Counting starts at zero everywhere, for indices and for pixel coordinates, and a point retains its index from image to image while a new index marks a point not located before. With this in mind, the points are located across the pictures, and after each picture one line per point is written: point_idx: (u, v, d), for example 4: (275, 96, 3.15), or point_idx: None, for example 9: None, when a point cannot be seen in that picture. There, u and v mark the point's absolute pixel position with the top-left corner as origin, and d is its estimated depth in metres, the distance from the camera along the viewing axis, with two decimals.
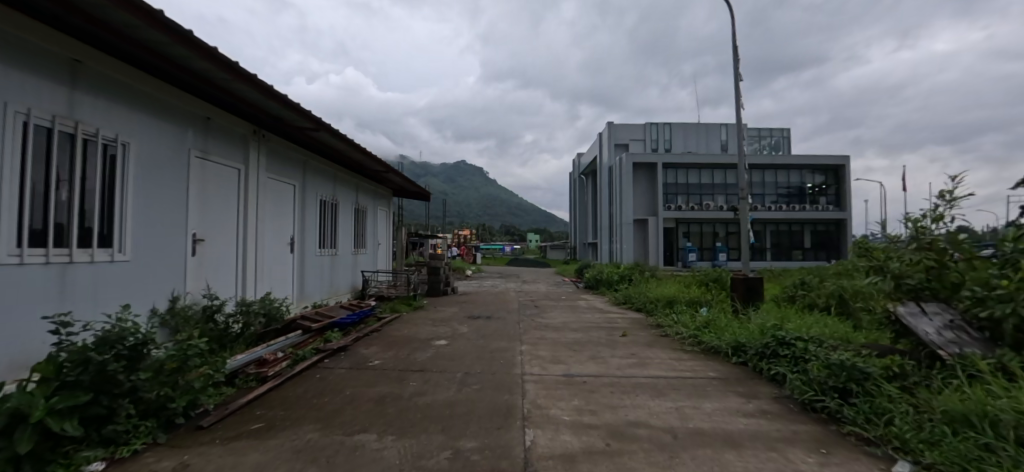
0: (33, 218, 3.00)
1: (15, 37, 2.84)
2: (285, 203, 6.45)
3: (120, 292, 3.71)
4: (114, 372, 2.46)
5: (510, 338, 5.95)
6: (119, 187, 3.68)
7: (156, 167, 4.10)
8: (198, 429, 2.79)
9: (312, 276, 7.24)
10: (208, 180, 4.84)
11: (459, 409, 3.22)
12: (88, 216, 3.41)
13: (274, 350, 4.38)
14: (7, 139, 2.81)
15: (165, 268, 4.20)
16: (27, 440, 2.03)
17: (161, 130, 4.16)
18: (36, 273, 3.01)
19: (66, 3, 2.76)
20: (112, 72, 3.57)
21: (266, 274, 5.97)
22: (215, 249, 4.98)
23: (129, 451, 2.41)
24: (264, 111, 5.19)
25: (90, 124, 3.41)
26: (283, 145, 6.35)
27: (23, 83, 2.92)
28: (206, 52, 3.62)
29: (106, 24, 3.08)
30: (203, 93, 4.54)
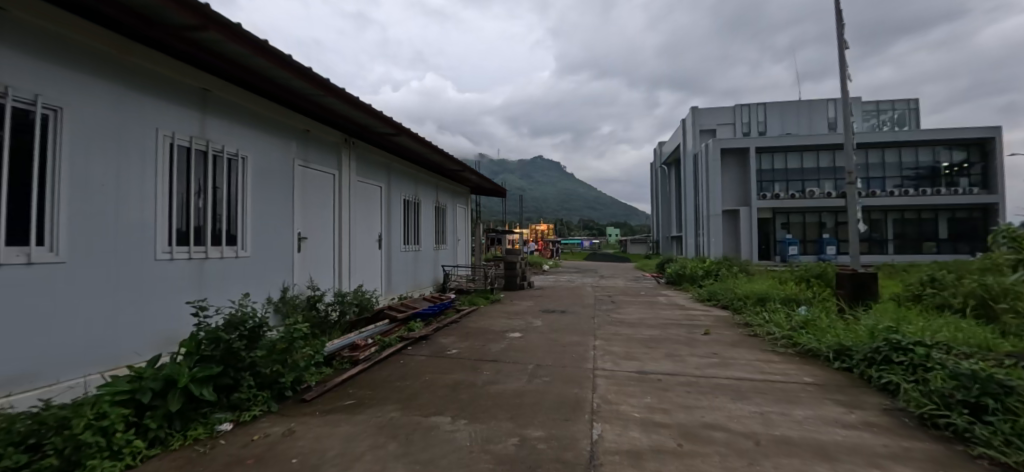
0: (179, 222, 3.69)
1: (161, 74, 3.54)
2: (372, 203, 7.02)
3: (243, 282, 4.37)
4: (236, 350, 2.92)
5: (583, 333, 5.93)
6: (240, 193, 4.34)
7: (269, 176, 4.74)
8: (302, 402, 3.21)
9: (398, 271, 7.82)
10: (310, 184, 5.47)
11: (528, 399, 3.33)
12: (219, 219, 4.09)
13: (365, 336, 4.86)
14: (160, 158, 3.51)
15: (277, 263, 4.84)
16: (176, 400, 2.54)
17: (271, 143, 4.79)
18: (181, 268, 3.70)
19: (190, 40, 3.37)
20: (234, 98, 4.23)
21: (358, 268, 6.59)
22: (317, 246, 5.61)
23: (250, 416, 2.86)
24: (352, 120, 5.71)
25: (217, 142, 4.06)
26: (371, 151, 6.93)
27: (169, 112, 3.60)
28: (302, 73, 4.11)
29: (221, 54, 3.67)
30: (306, 110, 5.14)
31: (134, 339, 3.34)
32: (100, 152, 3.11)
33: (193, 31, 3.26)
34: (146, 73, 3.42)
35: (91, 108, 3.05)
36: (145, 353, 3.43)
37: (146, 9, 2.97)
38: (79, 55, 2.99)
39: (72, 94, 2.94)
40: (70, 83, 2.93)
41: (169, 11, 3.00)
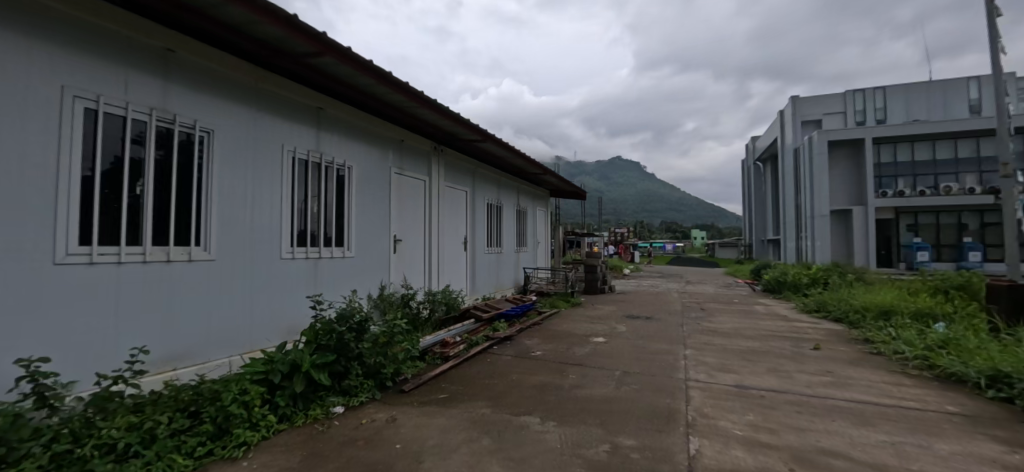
0: (298, 225, 4.21)
1: (285, 97, 4.09)
2: (459, 207, 7.34)
3: (349, 280, 4.82)
4: (347, 340, 3.22)
5: (672, 341, 5.65)
6: (346, 200, 4.81)
7: (370, 183, 5.19)
8: (401, 392, 3.45)
9: (482, 272, 8.09)
10: (405, 190, 5.88)
11: (617, 406, 3.25)
12: (329, 223, 4.58)
13: (453, 334, 5.09)
14: (283, 170, 4.04)
15: (377, 263, 5.26)
16: (300, 382, 2.89)
17: (372, 153, 5.24)
18: (300, 266, 4.20)
19: (307, 64, 3.84)
20: (342, 115, 4.74)
21: (446, 268, 6.92)
22: (410, 248, 6.00)
23: (358, 402, 3.14)
24: (442, 129, 6.04)
25: (327, 154, 4.56)
26: (458, 157, 7.26)
27: (290, 129, 4.13)
28: (400, 88, 4.45)
29: (332, 75, 4.12)
30: (401, 121, 5.55)
31: (265, 326, 3.85)
32: (241, 166, 3.66)
33: (312, 57, 3.71)
34: (274, 97, 3.98)
35: (234, 128, 3.62)
36: (273, 339, 3.93)
37: (276, 42, 3.46)
38: (226, 85, 3.57)
39: (220, 118, 3.50)
40: (219, 108, 3.51)
41: (294, 42, 3.45)
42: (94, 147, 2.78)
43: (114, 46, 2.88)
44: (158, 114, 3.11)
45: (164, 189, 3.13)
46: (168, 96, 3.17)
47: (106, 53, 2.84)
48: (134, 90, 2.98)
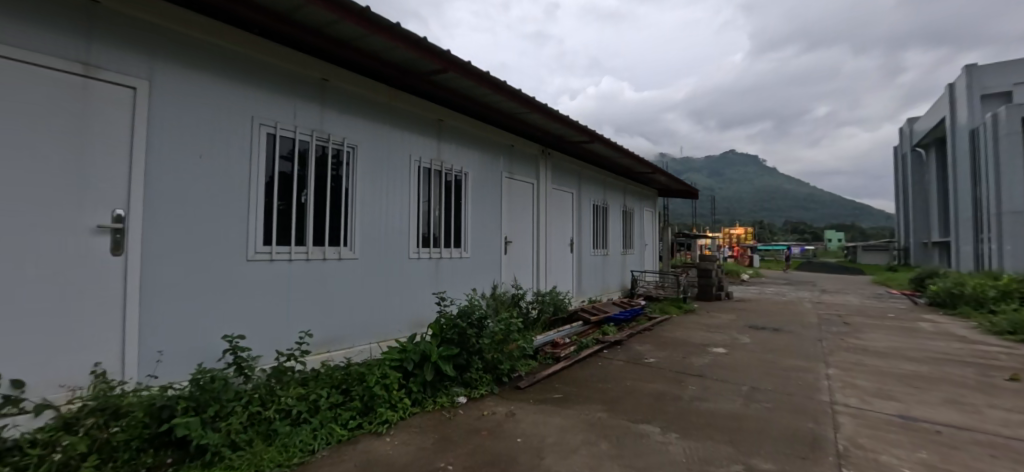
0: (424, 228, 4.64)
1: (412, 112, 4.53)
2: (565, 209, 7.38)
3: (465, 279, 5.14)
4: (468, 335, 3.45)
5: (809, 357, 5.00)
6: (463, 203, 5.15)
7: (484, 188, 5.48)
8: (517, 389, 3.59)
9: (588, 274, 8.02)
10: (515, 194, 6.09)
11: (748, 425, 2.98)
12: (448, 226, 4.94)
13: (563, 335, 5.13)
14: (411, 178, 4.48)
15: (490, 264, 5.53)
16: (429, 371, 3.19)
17: (486, 159, 5.53)
18: (424, 265, 4.61)
19: (431, 80, 4.21)
20: (460, 125, 5.09)
21: (553, 270, 7.00)
22: (520, 249, 6.19)
23: (479, 394, 3.35)
24: (550, 132, 6.13)
25: (447, 162, 4.94)
26: (565, 159, 7.30)
27: (416, 141, 4.57)
28: (513, 96, 4.63)
29: (451, 89, 4.45)
30: (512, 127, 5.76)
31: (397, 319, 4.29)
32: (377, 176, 4.15)
33: (436, 74, 4.04)
34: (403, 113, 4.43)
35: (372, 143, 4.11)
36: (404, 330, 4.37)
37: (406, 63, 3.85)
38: (366, 106, 4.07)
39: (362, 135, 4.02)
40: (361, 126, 4.02)
41: (422, 62, 3.79)
42: (273, 165, 3.38)
43: (286, 80, 3.47)
44: (317, 134, 3.67)
45: (321, 197, 3.68)
46: (324, 118, 3.72)
47: (281, 87, 3.44)
48: (300, 115, 3.56)
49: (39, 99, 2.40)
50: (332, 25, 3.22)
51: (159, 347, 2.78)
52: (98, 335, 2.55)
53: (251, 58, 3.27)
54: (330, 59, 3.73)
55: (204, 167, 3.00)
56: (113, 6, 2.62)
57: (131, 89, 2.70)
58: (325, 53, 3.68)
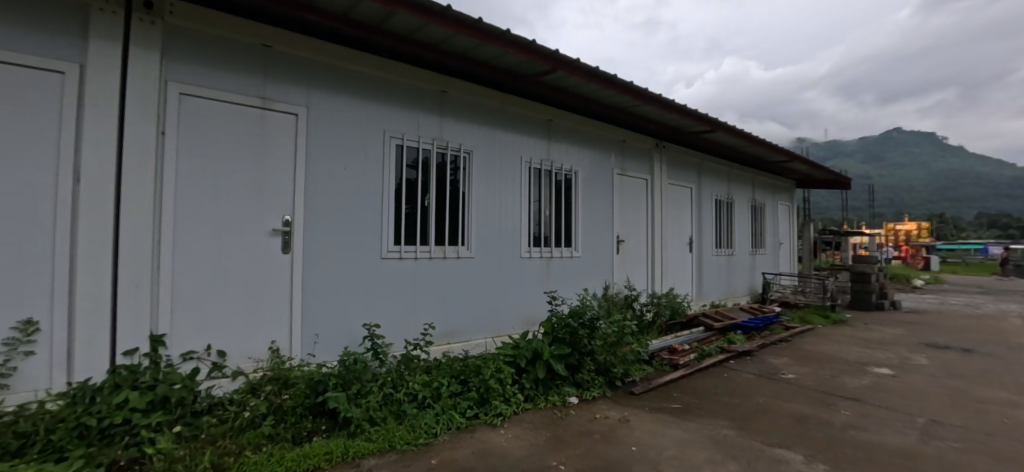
0: (535, 227, 4.73)
1: (522, 115, 4.64)
2: (683, 206, 6.87)
3: (576, 278, 5.10)
4: (580, 336, 3.41)
5: (1019, 389, 3.90)
6: (573, 202, 5.12)
7: (595, 186, 5.38)
8: (631, 394, 3.45)
9: (710, 276, 7.36)
10: (627, 191, 5.85)
11: (926, 465, 2.43)
12: (558, 225, 4.96)
13: (682, 341, 4.78)
14: (522, 178, 4.60)
15: (601, 264, 5.41)
16: (541, 368, 3.24)
17: (596, 155, 5.41)
18: (535, 264, 4.69)
19: (540, 82, 4.26)
20: (569, 124, 5.07)
21: (670, 270, 6.57)
22: (633, 249, 5.93)
23: (591, 396, 3.30)
24: (666, 123, 5.75)
25: (557, 161, 4.97)
26: (682, 152, 6.80)
27: (527, 143, 4.67)
28: (624, 89, 4.45)
29: (560, 88, 4.46)
30: (624, 121, 5.53)
31: (510, 316, 4.44)
32: (491, 178, 4.34)
33: (545, 75, 4.07)
34: (514, 116, 4.57)
35: (486, 147, 4.32)
36: (516, 327, 4.50)
37: (516, 68, 3.95)
38: (480, 112, 4.29)
39: (476, 140, 4.25)
40: (476, 132, 4.25)
41: (531, 64, 3.86)
42: (401, 172, 3.75)
43: (410, 95, 3.83)
44: (438, 143, 3.98)
45: (441, 200, 3.98)
46: (443, 127, 4.02)
47: (407, 102, 3.80)
48: (423, 126, 3.90)
49: (233, 128, 3.00)
50: (449, 40, 3.45)
51: (316, 331, 3.28)
52: (273, 319, 3.11)
53: (383, 78, 3.68)
54: (448, 71, 4.01)
55: (348, 177, 3.45)
56: (281, 47, 3.18)
57: (294, 114, 3.23)
58: (444, 66, 3.96)
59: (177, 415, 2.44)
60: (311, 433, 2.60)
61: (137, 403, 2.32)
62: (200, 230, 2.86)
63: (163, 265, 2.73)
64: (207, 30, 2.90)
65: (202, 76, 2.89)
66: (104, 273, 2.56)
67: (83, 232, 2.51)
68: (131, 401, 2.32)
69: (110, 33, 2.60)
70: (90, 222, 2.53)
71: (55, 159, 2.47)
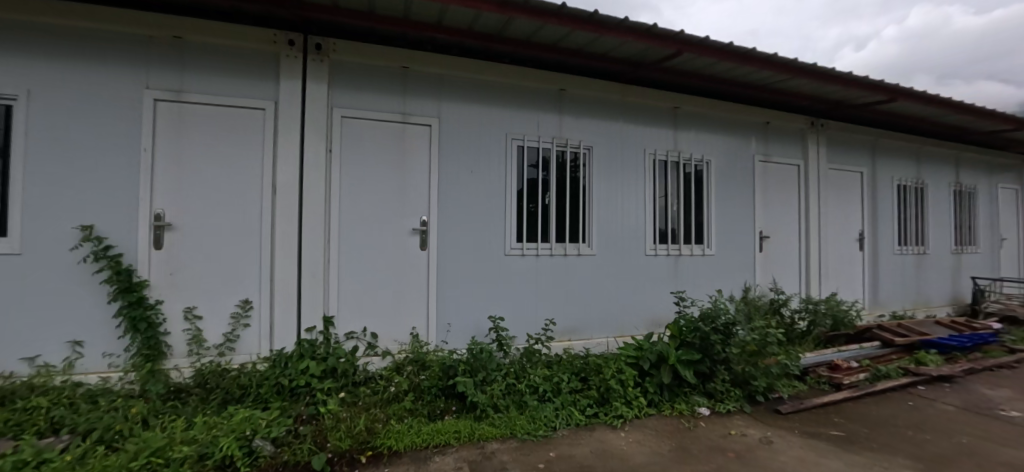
0: (660, 223, 4.46)
1: (646, 105, 4.42)
2: (850, 195, 5.76)
3: (709, 278, 4.66)
4: (712, 341, 3.12)
5: None
6: (706, 195, 4.69)
7: (732, 176, 4.84)
8: (776, 413, 3.05)
9: (890, 279, 6.03)
10: (773, 180, 5.13)
11: None
12: (688, 220, 4.60)
13: (847, 358, 4.02)
14: (646, 172, 4.38)
15: (740, 262, 4.85)
16: (667, 374, 3.05)
17: (733, 142, 4.87)
18: (662, 262, 4.43)
19: (664, 68, 4.00)
20: (700, 110, 4.64)
21: (832, 272, 5.57)
22: (781, 246, 5.18)
23: (725, 409, 3.01)
24: (824, 98, 4.88)
25: (686, 151, 4.61)
26: (848, 130, 5.69)
27: (651, 134, 4.43)
28: (767, 63, 3.90)
29: (687, 73, 4.12)
30: (768, 100, 4.86)
31: (634, 315, 4.27)
32: (612, 174, 4.23)
33: (670, 59, 3.79)
34: (637, 108, 4.37)
35: (606, 142, 4.22)
36: (641, 328, 4.31)
37: (638, 56, 3.77)
38: (600, 107, 4.20)
39: (596, 136, 4.18)
40: (596, 127, 4.18)
41: (654, 50, 3.62)
42: (522, 172, 3.89)
43: (530, 96, 3.94)
44: (558, 141, 4.02)
45: (561, 198, 4.02)
46: (563, 125, 4.05)
47: (527, 103, 3.92)
48: (542, 126, 3.98)
49: (381, 142, 3.47)
50: (565, 38, 3.46)
51: (448, 320, 3.61)
52: (413, 307, 3.51)
53: (505, 83, 3.85)
54: (566, 69, 4.01)
55: (474, 179, 3.71)
56: (416, 67, 3.56)
57: (428, 125, 3.60)
58: (562, 65, 3.98)
59: (342, 383, 2.94)
60: (444, 412, 2.88)
61: (314, 371, 2.88)
62: (357, 230, 3.38)
63: (331, 259, 3.31)
64: (359, 60, 3.42)
65: (357, 100, 3.42)
66: (292, 266, 3.22)
67: (278, 232, 3.19)
68: (310, 369, 2.88)
69: (293, 74, 3.25)
70: (283, 225, 3.20)
71: (260, 177, 3.20)
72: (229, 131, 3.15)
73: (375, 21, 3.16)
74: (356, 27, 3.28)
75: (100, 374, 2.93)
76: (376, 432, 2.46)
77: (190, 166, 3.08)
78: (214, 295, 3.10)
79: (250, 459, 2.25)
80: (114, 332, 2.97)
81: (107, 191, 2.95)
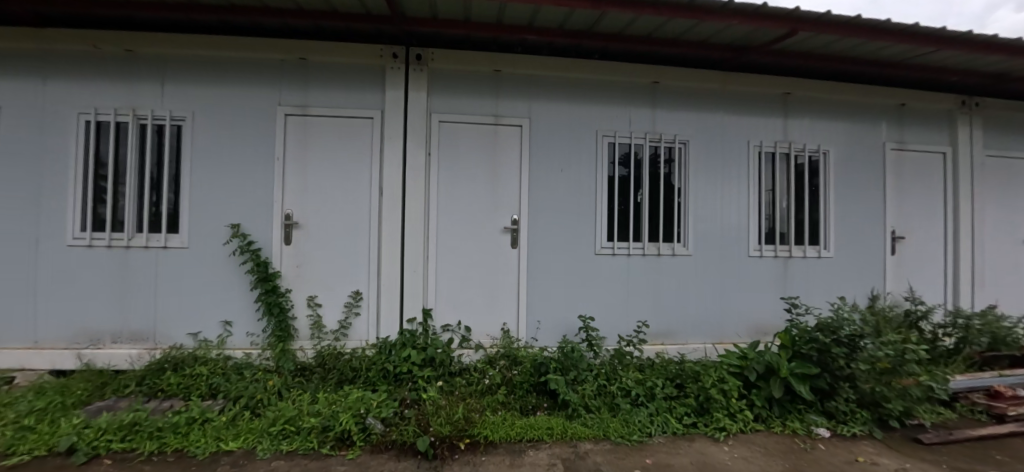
0: (767, 222, 4.08)
1: (751, 93, 4.05)
2: (1018, 187, 4.75)
3: (827, 283, 4.15)
4: (833, 355, 2.78)
5: None
6: (823, 190, 4.19)
7: (856, 168, 4.26)
8: (916, 443, 2.64)
9: None
10: (910, 171, 4.41)
11: None
12: (801, 218, 4.15)
13: (1014, 385, 3.32)
14: (751, 166, 4.03)
15: (866, 266, 4.24)
16: (778, 387, 2.77)
17: (858, 130, 4.28)
18: (769, 264, 4.04)
19: (773, 52, 3.64)
20: (818, 94, 4.14)
21: (990, 279, 4.64)
22: (921, 248, 4.43)
23: (849, 432, 2.68)
24: (983, 72, 4.07)
25: (798, 142, 4.15)
26: (1015, 108, 4.70)
27: (757, 124, 4.06)
28: (908, 36, 3.33)
29: (801, 54, 3.70)
30: (905, 79, 4.18)
31: (735, 321, 3.95)
32: (711, 169, 3.96)
33: (782, 40, 3.42)
34: (740, 96, 4.04)
35: (705, 135, 3.96)
36: (744, 335, 3.97)
37: (742, 40, 3.47)
38: (698, 98, 3.95)
39: (693, 129, 3.94)
40: (693, 120, 3.94)
41: (763, 32, 3.30)
42: (613, 170, 3.80)
43: (621, 91, 3.83)
44: (651, 136, 3.86)
45: (654, 196, 3.86)
46: (656, 119, 3.88)
47: (618, 99, 3.82)
48: (635, 121, 3.85)
49: (474, 143, 3.61)
50: (661, 28, 3.30)
51: (538, 318, 3.65)
52: (504, 303, 3.61)
53: (595, 80, 3.78)
54: (660, 60, 3.82)
55: (564, 178, 3.71)
56: (507, 69, 3.63)
57: (519, 126, 3.67)
58: (657, 56, 3.80)
59: (440, 372, 3.12)
60: (535, 408, 2.93)
61: (415, 359, 3.09)
62: (452, 228, 3.56)
63: (430, 256, 3.53)
64: (456, 67, 3.58)
65: (453, 104, 3.60)
66: (395, 261, 3.48)
67: (384, 230, 3.47)
68: (411, 357, 3.09)
69: (397, 83, 3.50)
70: (388, 224, 3.47)
71: (369, 180, 3.51)
72: (344, 138, 3.51)
73: (469, 28, 3.30)
74: (451, 35, 3.45)
75: (244, 350, 3.43)
76: (474, 421, 2.58)
77: (312, 172, 3.48)
78: (331, 285, 3.48)
79: (364, 435, 2.50)
80: (254, 315, 3.46)
81: (249, 195, 3.45)
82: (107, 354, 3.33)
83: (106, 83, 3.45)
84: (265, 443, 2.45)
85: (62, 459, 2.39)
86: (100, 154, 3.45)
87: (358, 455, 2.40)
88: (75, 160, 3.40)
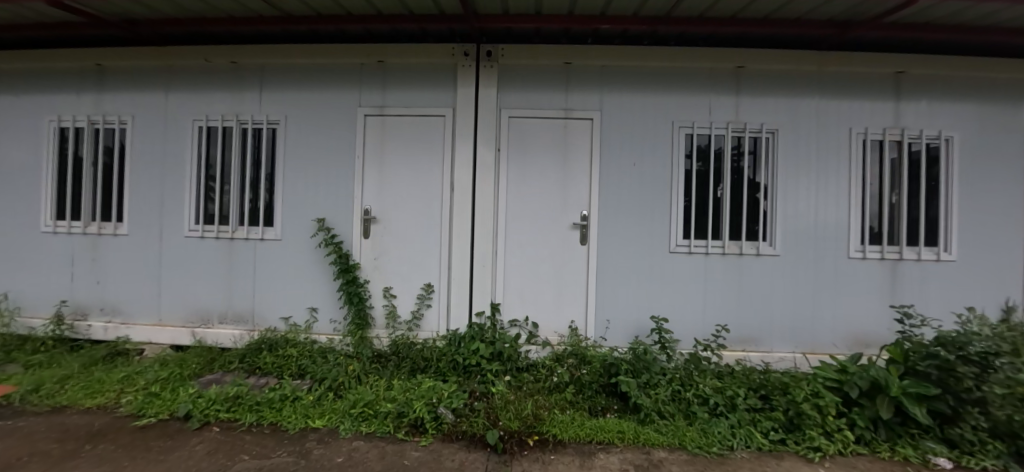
0: (871, 220, 3.62)
1: (854, 75, 3.61)
2: None
3: (947, 290, 3.60)
4: (959, 374, 2.39)
5: None
6: (945, 183, 3.63)
7: (989, 156, 3.63)
8: None
9: None
10: None
11: None
12: (915, 216, 3.63)
13: None
14: (853, 157, 3.59)
15: (1001, 271, 3.61)
16: (886, 406, 2.46)
17: (992, 112, 3.64)
18: (873, 267, 3.58)
19: (884, 27, 3.21)
20: (941, 73, 3.58)
21: None
22: None
23: (977, 466, 2.31)
24: None
25: (913, 128, 3.63)
26: None
27: (862, 110, 3.61)
28: None
29: (921, 27, 3.22)
30: None
31: (830, 329, 3.56)
32: (805, 160, 3.59)
33: (897, 12, 3.00)
34: (841, 79, 3.61)
35: (797, 123, 3.59)
36: (840, 346, 3.57)
37: (847, 13, 3.09)
38: (790, 82, 3.59)
39: (784, 116, 3.59)
40: (783, 107, 3.59)
41: (872, 3, 2.92)
42: (690, 163, 3.57)
43: (701, 79, 3.58)
44: (733, 126, 3.58)
45: (736, 190, 3.58)
46: (740, 107, 3.58)
47: (697, 87, 3.58)
48: (715, 111, 3.59)
49: (544, 138, 3.57)
50: (750, 6, 3.03)
51: (607, 317, 3.54)
52: (572, 301, 3.55)
53: (672, 68, 3.56)
54: (747, 43, 3.52)
55: (637, 173, 3.55)
56: (578, 62, 3.54)
57: (590, 119, 3.57)
58: (742, 39, 3.50)
59: (507, 367, 3.14)
60: (604, 410, 2.87)
61: (483, 353, 3.12)
62: (520, 223, 3.56)
63: (498, 251, 3.56)
64: (526, 62, 3.55)
65: (522, 99, 3.59)
66: (465, 255, 3.55)
67: (455, 225, 3.55)
68: (480, 350, 3.13)
69: (468, 80, 3.55)
70: (458, 218, 3.55)
71: (440, 176, 3.61)
72: (418, 136, 3.63)
73: (541, 22, 3.26)
74: (522, 30, 3.43)
75: (327, 335, 3.68)
76: (543, 418, 2.56)
77: (389, 169, 3.65)
78: (406, 278, 3.63)
79: (436, 423, 2.58)
80: (337, 303, 3.70)
81: (332, 191, 3.70)
82: (215, 333, 3.75)
83: (215, 92, 3.86)
84: (346, 423, 2.62)
85: (180, 423, 2.72)
86: (209, 155, 3.87)
87: (430, 442, 2.49)
88: (191, 162, 3.85)
